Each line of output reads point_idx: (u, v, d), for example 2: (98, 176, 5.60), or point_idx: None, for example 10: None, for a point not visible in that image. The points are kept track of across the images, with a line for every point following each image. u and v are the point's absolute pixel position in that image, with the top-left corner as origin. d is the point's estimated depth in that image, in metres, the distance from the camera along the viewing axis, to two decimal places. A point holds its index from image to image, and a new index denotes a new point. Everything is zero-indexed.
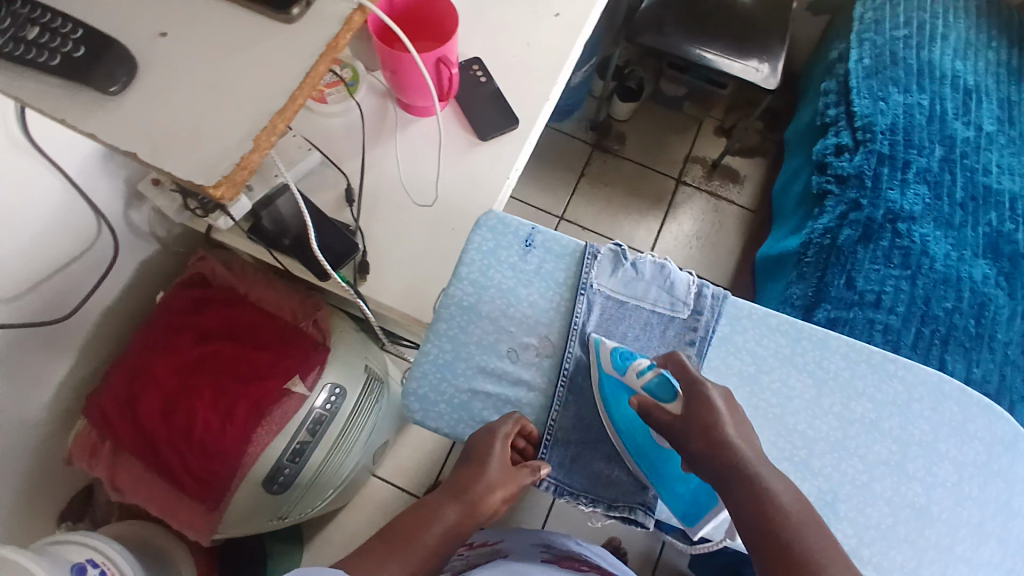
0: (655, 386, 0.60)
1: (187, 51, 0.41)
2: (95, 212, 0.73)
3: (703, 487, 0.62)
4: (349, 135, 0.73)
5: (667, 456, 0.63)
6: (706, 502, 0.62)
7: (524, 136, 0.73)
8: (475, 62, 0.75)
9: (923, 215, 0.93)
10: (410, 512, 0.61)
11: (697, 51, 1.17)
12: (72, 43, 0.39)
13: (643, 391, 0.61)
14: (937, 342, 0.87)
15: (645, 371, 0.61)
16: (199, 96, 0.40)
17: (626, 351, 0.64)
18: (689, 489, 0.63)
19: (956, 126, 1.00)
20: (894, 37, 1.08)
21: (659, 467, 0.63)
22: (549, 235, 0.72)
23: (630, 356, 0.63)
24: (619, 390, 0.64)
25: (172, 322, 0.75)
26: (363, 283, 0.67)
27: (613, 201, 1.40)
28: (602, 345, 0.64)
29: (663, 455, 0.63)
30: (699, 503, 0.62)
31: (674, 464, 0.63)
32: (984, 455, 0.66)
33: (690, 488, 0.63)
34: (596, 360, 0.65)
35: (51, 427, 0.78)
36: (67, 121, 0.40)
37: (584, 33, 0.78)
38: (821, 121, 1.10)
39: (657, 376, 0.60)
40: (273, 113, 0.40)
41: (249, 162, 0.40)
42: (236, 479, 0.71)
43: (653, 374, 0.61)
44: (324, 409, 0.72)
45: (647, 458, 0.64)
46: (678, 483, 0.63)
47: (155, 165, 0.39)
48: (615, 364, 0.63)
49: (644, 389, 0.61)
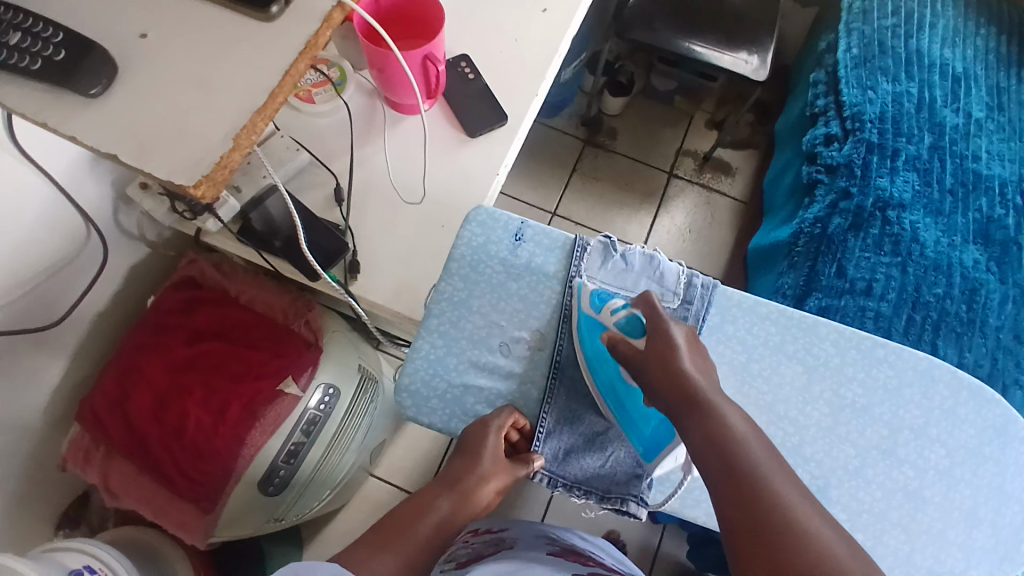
0: (626, 323, 0.63)
1: (170, 52, 0.41)
2: (84, 217, 0.73)
3: (664, 424, 0.64)
4: (338, 134, 0.73)
5: (632, 392, 0.64)
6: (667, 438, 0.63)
7: (513, 131, 0.73)
8: (463, 59, 0.75)
9: (912, 202, 0.94)
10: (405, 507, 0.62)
11: (686, 44, 1.17)
12: (53, 46, 0.39)
13: (615, 327, 0.64)
14: (928, 329, 0.87)
15: (619, 309, 0.64)
16: (182, 97, 0.40)
17: (604, 292, 0.67)
18: (653, 425, 0.64)
19: (946, 113, 1.00)
20: (882, 26, 1.08)
21: (625, 405, 0.65)
22: (539, 229, 0.72)
23: (608, 296, 0.66)
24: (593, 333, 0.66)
25: (162, 325, 0.75)
26: (353, 283, 0.68)
27: (605, 196, 1.41)
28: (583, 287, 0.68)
29: (630, 393, 0.65)
30: (660, 439, 0.63)
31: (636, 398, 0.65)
32: (976, 438, 0.67)
33: (652, 425, 0.64)
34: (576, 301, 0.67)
35: (45, 434, 0.78)
36: (49, 124, 0.40)
37: (572, 28, 0.78)
38: (810, 111, 1.11)
39: (629, 314, 0.63)
40: (253, 112, 0.40)
41: (229, 161, 0.40)
42: (230, 480, 0.71)
43: (626, 312, 0.64)
44: (318, 409, 0.72)
45: (616, 399, 0.65)
46: (643, 420, 0.64)
47: (138, 166, 0.39)
48: (593, 304, 0.66)
49: (616, 326, 0.64)
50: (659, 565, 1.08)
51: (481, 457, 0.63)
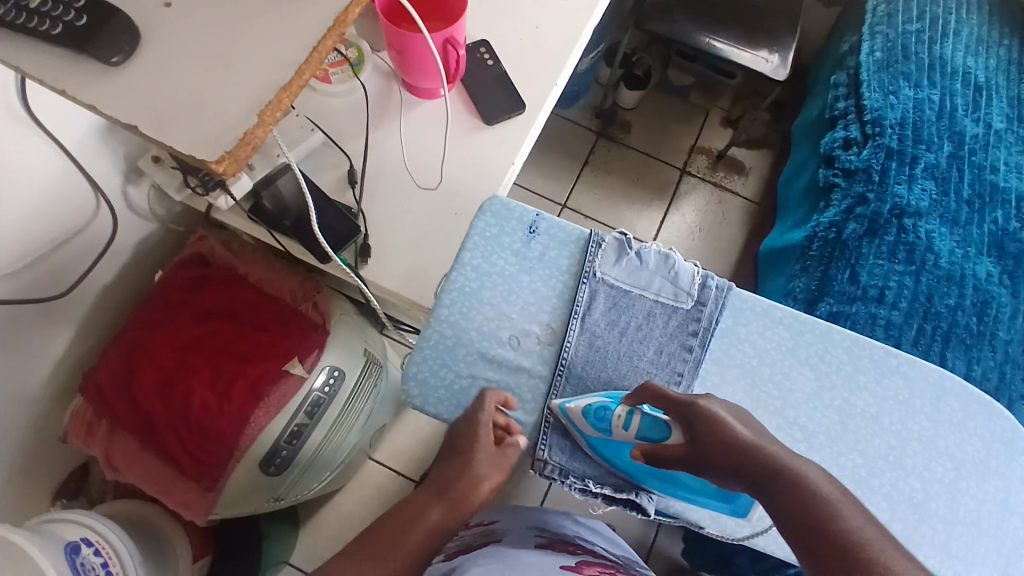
0: (646, 429, 0.62)
1: (192, 23, 0.40)
2: (94, 188, 0.72)
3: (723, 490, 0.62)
4: (353, 115, 0.72)
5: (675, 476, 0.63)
6: (737, 497, 0.62)
7: (530, 119, 0.72)
8: (482, 44, 0.74)
9: (929, 210, 0.93)
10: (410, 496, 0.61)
11: (706, 39, 1.15)
12: (74, 11, 0.38)
13: (638, 438, 0.62)
14: (938, 338, 0.86)
15: (630, 419, 0.62)
16: (205, 69, 0.40)
17: (599, 407, 0.63)
18: (712, 490, 0.62)
19: (966, 122, 0.99)
20: (907, 31, 1.06)
21: (674, 489, 0.63)
22: (553, 222, 0.71)
23: (608, 408, 0.63)
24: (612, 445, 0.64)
25: (169, 300, 0.74)
26: (364, 267, 0.67)
27: (616, 190, 1.39)
28: (573, 413, 0.63)
29: (676, 479, 0.63)
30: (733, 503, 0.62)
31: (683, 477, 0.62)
32: (983, 452, 0.66)
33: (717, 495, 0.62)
34: (577, 427, 0.64)
35: (47, 404, 0.77)
36: (67, 92, 0.39)
37: (594, 17, 0.77)
38: (829, 114, 1.09)
39: (642, 419, 0.62)
40: (280, 87, 0.39)
41: (253, 137, 0.39)
42: (233, 458, 0.70)
43: (639, 417, 0.62)
44: (323, 391, 0.72)
45: (661, 485, 0.63)
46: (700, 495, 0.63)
47: (157, 139, 0.38)
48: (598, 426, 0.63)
49: (638, 436, 0.62)
50: (653, 560, 1.08)
51: None
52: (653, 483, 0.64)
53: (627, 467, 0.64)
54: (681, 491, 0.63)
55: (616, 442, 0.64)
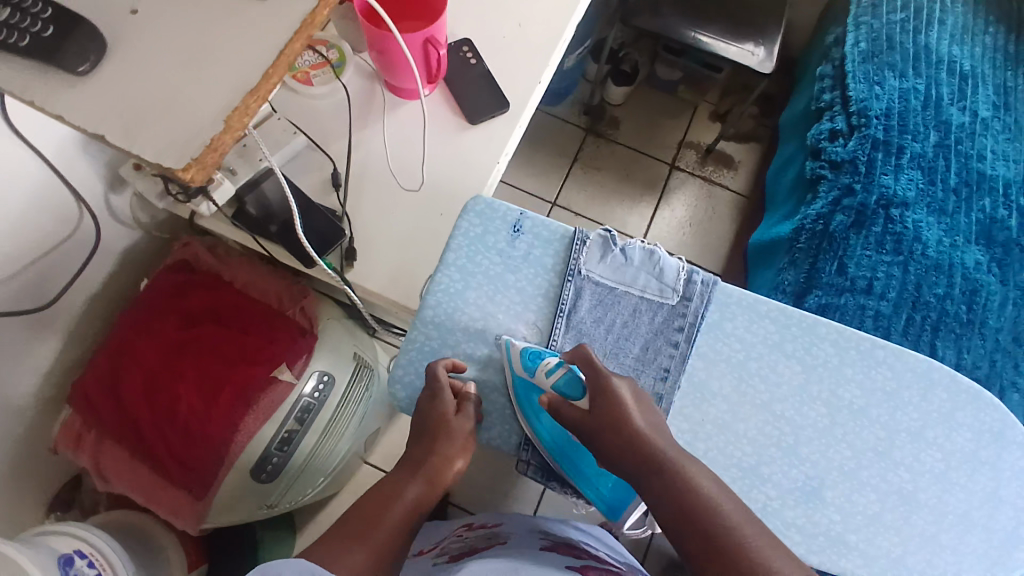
0: (563, 384, 0.62)
1: (160, 29, 0.40)
2: (76, 197, 0.71)
3: (622, 484, 0.65)
4: (336, 117, 0.71)
5: (582, 453, 0.66)
6: (626, 494, 0.65)
7: (514, 118, 0.72)
8: (465, 43, 0.74)
9: (916, 200, 0.93)
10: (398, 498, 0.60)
11: (692, 34, 1.15)
12: (41, 23, 0.38)
13: (553, 390, 0.62)
14: (927, 328, 0.87)
15: (553, 369, 0.61)
16: (175, 77, 0.39)
17: (534, 349, 0.63)
18: (611, 484, 0.65)
19: (952, 111, 0.99)
20: (891, 21, 1.06)
21: (578, 464, 0.66)
22: (537, 220, 0.71)
23: (538, 352, 0.63)
24: (528, 392, 0.64)
25: (155, 307, 0.74)
26: (350, 270, 0.67)
27: (606, 187, 1.39)
28: (512, 346, 0.63)
29: (581, 454, 0.66)
30: (620, 497, 0.65)
31: (588, 459, 0.66)
32: (972, 442, 0.66)
33: (610, 486, 0.65)
34: (508, 361, 0.64)
35: (36, 415, 0.77)
36: (36, 103, 0.38)
37: (577, 13, 0.77)
38: (816, 106, 1.09)
39: (566, 373, 0.62)
40: (248, 91, 0.39)
41: (220, 144, 0.39)
42: (223, 466, 0.70)
43: (563, 371, 0.62)
44: (312, 397, 0.71)
45: (571, 460, 0.66)
46: (598, 479, 0.66)
47: (127, 148, 0.38)
48: (525, 365, 0.62)
49: (553, 387, 0.62)
50: (651, 556, 1.09)
51: None
52: (561, 457, 0.65)
53: (543, 429, 0.65)
54: (583, 475, 0.66)
55: (534, 387, 0.63)
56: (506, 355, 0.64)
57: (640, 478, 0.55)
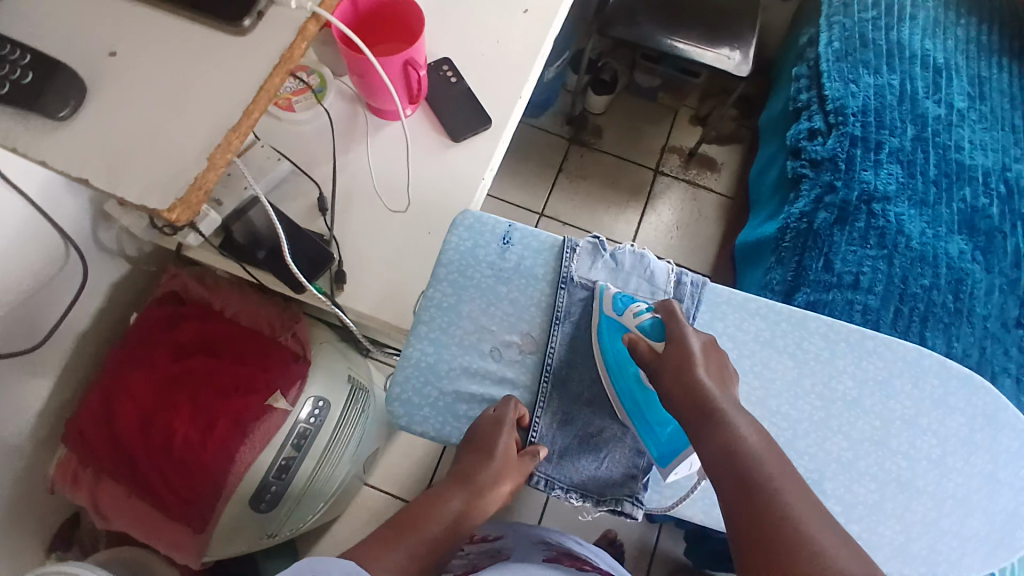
0: (649, 325, 0.63)
1: (141, 69, 0.40)
2: (62, 234, 0.71)
3: (679, 430, 0.63)
4: (319, 141, 0.71)
5: (650, 399, 0.64)
6: (683, 444, 0.62)
7: (498, 133, 0.72)
8: (444, 62, 0.74)
9: (897, 193, 0.95)
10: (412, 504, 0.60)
11: (668, 41, 1.17)
12: (20, 69, 0.38)
13: (636, 329, 0.64)
14: (916, 319, 0.88)
15: (643, 311, 0.64)
16: (156, 117, 0.39)
17: (627, 296, 0.67)
18: (669, 432, 0.63)
19: (928, 104, 1.01)
20: (863, 19, 1.08)
21: (641, 407, 0.64)
22: (526, 232, 0.72)
23: (629, 299, 0.66)
24: (614, 334, 0.66)
25: (147, 339, 0.74)
26: (340, 294, 0.66)
27: (592, 195, 1.40)
28: (606, 290, 0.67)
29: (648, 397, 0.64)
30: (673, 447, 0.62)
31: (655, 405, 0.63)
32: (967, 428, 0.67)
33: (667, 430, 0.63)
34: (598, 304, 0.67)
35: (31, 454, 0.76)
36: (18, 149, 0.38)
37: (554, 27, 0.78)
38: (793, 106, 1.11)
39: (652, 317, 0.63)
40: (228, 128, 0.39)
41: (206, 182, 0.39)
42: (220, 496, 0.70)
43: (650, 315, 0.64)
44: (309, 422, 0.71)
45: (636, 402, 0.64)
46: (657, 423, 0.63)
47: (110, 188, 0.38)
48: (616, 307, 0.66)
49: (637, 328, 0.63)
50: (658, 562, 1.08)
51: (491, 459, 0.61)
52: (626, 397, 0.64)
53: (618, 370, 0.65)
54: (644, 419, 0.64)
55: (621, 330, 0.65)
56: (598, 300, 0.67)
57: None
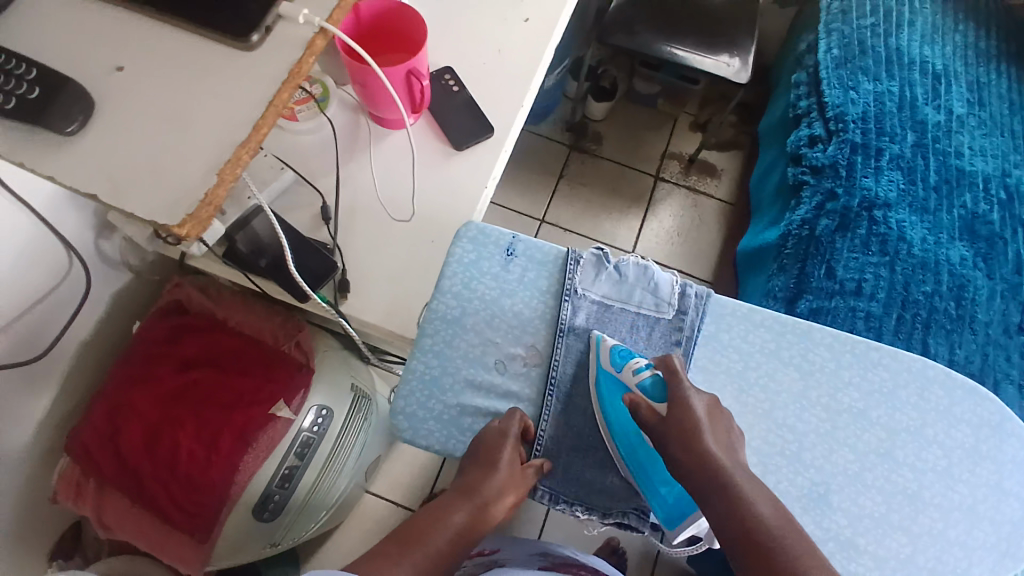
0: (650, 385, 0.63)
1: (147, 84, 0.40)
2: (65, 245, 0.71)
3: (684, 494, 0.63)
4: (322, 151, 0.72)
5: (653, 458, 0.64)
6: (687, 509, 0.62)
7: (500, 142, 0.72)
8: (447, 71, 0.75)
9: (899, 201, 0.95)
10: (417, 517, 0.60)
11: (668, 49, 1.18)
12: (27, 84, 0.38)
13: (638, 389, 0.63)
14: (919, 326, 0.88)
15: (642, 369, 0.63)
16: (163, 132, 0.39)
17: (625, 350, 0.66)
18: (674, 495, 0.63)
19: (927, 111, 1.02)
20: (861, 26, 1.09)
21: (645, 468, 0.64)
22: (529, 243, 0.72)
23: (628, 354, 0.65)
24: (613, 392, 0.65)
25: (150, 352, 0.74)
26: (344, 302, 0.66)
27: (593, 202, 1.41)
28: (602, 343, 0.66)
29: (651, 458, 0.64)
30: (679, 510, 0.63)
31: (658, 465, 0.64)
32: (972, 438, 0.67)
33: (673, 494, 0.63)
34: (596, 357, 0.66)
35: (34, 465, 0.76)
36: (25, 164, 0.38)
37: (556, 36, 0.78)
38: (794, 113, 1.11)
39: (653, 376, 0.63)
40: (238, 144, 0.39)
41: (214, 197, 0.39)
42: (224, 509, 0.69)
43: (650, 373, 0.63)
44: (312, 431, 0.71)
45: (638, 462, 0.64)
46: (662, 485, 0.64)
47: (117, 203, 0.38)
48: (614, 362, 0.65)
49: (638, 387, 0.63)
50: (661, 570, 1.08)
51: (496, 470, 0.61)
52: (629, 455, 0.64)
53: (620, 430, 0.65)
54: (647, 480, 0.64)
55: (621, 387, 0.64)
56: (596, 353, 0.66)
57: (705, 495, 0.56)
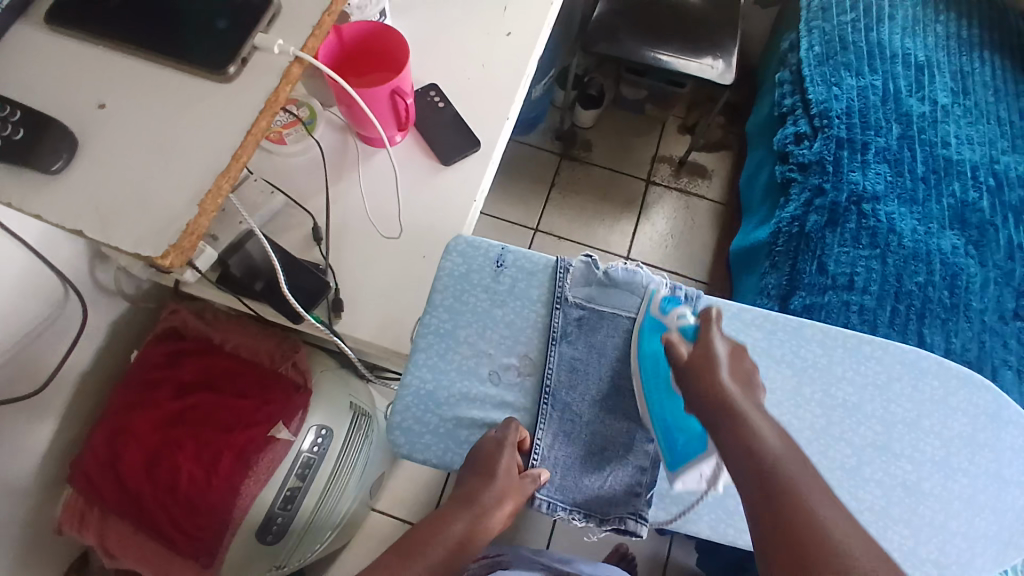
0: (688, 329, 0.66)
1: (129, 120, 0.41)
2: (60, 278, 0.72)
3: (696, 436, 0.65)
4: (311, 172, 0.73)
5: (673, 401, 0.66)
6: (695, 451, 0.65)
7: (487, 154, 0.73)
8: (431, 88, 0.76)
9: (886, 192, 0.96)
10: (418, 525, 0.60)
11: (651, 54, 1.19)
12: (11, 126, 0.39)
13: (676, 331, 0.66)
14: (913, 317, 0.88)
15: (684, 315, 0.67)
16: (146, 165, 0.40)
17: (673, 299, 0.69)
18: (684, 435, 0.65)
19: (911, 102, 1.03)
20: (842, 22, 1.10)
21: (664, 409, 0.66)
22: (519, 254, 0.72)
23: (676, 302, 0.68)
24: (653, 330, 0.68)
25: (147, 378, 0.74)
26: (338, 321, 0.66)
27: (586, 209, 1.41)
28: (654, 294, 0.69)
29: (672, 401, 0.66)
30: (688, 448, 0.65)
31: (676, 407, 0.66)
32: (969, 427, 0.67)
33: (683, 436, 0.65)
34: (645, 305, 0.69)
35: (36, 498, 0.76)
36: (12, 203, 0.39)
37: (538, 49, 0.79)
38: (778, 111, 1.12)
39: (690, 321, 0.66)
40: (218, 173, 0.40)
41: (197, 227, 0.39)
42: (227, 532, 0.70)
43: (690, 320, 0.66)
44: (312, 452, 0.71)
45: (657, 399, 0.66)
46: (678, 428, 0.66)
47: (102, 236, 0.39)
48: (661, 308, 0.68)
49: (677, 330, 0.66)
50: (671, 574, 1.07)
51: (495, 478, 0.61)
52: (650, 388, 0.67)
53: (647, 369, 0.67)
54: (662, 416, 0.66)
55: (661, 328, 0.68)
56: (646, 302, 0.69)
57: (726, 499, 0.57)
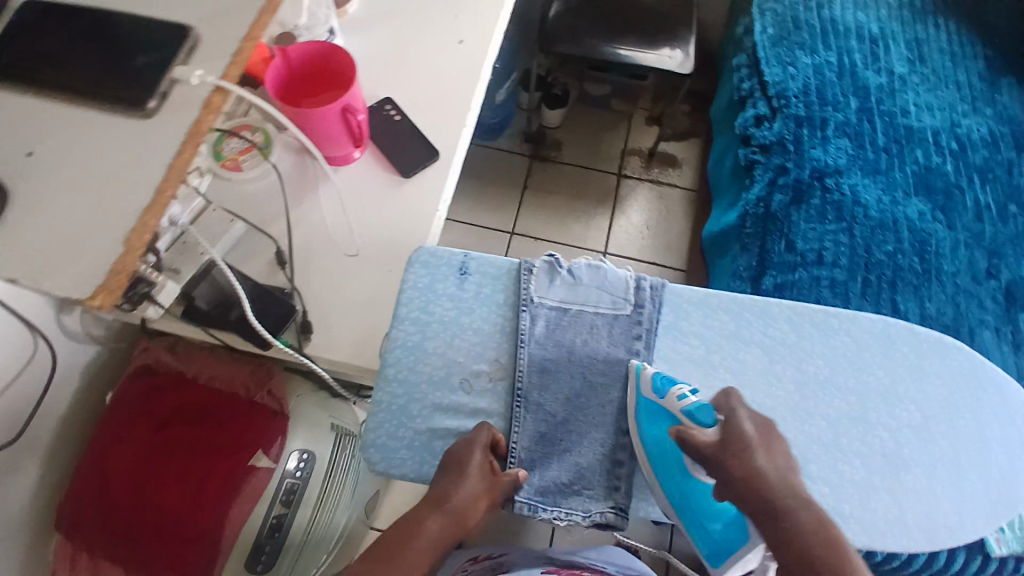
0: (697, 411, 0.62)
1: (58, 164, 0.41)
2: (29, 328, 0.70)
3: (733, 520, 0.65)
4: (271, 197, 0.72)
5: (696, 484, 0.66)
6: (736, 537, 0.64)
7: (447, 163, 0.73)
8: (387, 102, 0.76)
9: (849, 165, 0.97)
10: None
11: (610, 49, 1.20)
12: None
13: (684, 415, 0.62)
14: (885, 286, 0.89)
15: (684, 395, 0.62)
16: (76, 208, 0.40)
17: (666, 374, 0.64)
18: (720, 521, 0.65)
19: (868, 74, 1.04)
20: (794, 2, 1.12)
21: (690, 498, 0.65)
22: (482, 260, 0.73)
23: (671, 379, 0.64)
24: (656, 415, 0.65)
25: (124, 416, 0.73)
26: (309, 343, 0.65)
27: (560, 208, 1.42)
28: (642, 371, 0.65)
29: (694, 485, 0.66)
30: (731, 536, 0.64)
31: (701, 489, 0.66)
32: (944, 390, 0.68)
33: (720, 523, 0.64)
34: (637, 383, 0.66)
35: (20, 546, 0.76)
36: None
37: (490, 56, 0.79)
38: (738, 96, 1.12)
39: (696, 401, 0.62)
40: (141, 211, 0.40)
41: (125, 267, 0.39)
42: (219, 559, 0.70)
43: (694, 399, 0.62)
44: (295, 477, 0.73)
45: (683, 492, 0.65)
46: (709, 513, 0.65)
47: (34, 284, 0.38)
48: (655, 388, 0.64)
49: (683, 413, 0.62)
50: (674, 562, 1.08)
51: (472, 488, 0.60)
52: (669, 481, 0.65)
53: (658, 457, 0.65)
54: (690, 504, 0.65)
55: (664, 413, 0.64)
56: (637, 381, 0.66)
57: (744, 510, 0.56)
